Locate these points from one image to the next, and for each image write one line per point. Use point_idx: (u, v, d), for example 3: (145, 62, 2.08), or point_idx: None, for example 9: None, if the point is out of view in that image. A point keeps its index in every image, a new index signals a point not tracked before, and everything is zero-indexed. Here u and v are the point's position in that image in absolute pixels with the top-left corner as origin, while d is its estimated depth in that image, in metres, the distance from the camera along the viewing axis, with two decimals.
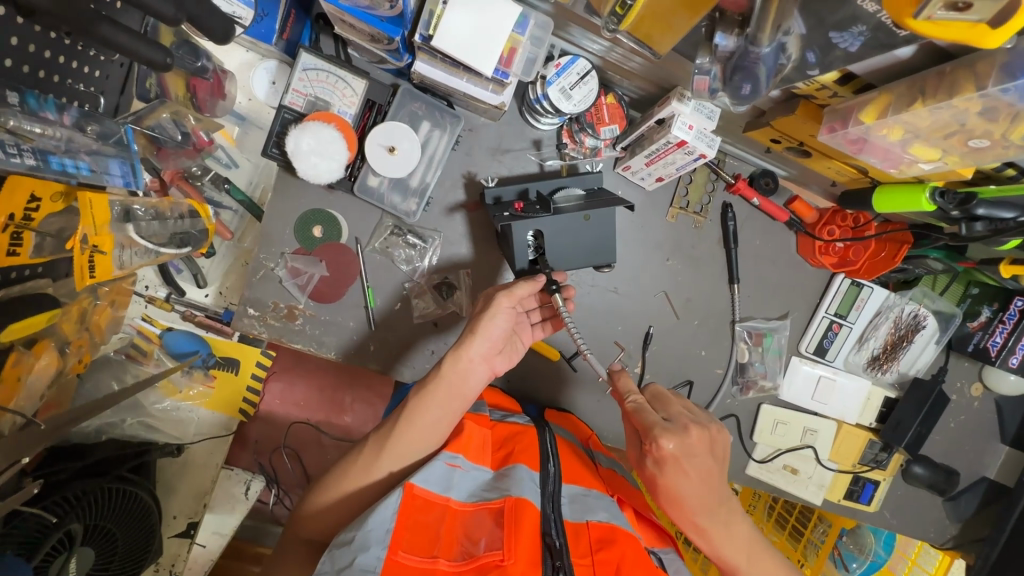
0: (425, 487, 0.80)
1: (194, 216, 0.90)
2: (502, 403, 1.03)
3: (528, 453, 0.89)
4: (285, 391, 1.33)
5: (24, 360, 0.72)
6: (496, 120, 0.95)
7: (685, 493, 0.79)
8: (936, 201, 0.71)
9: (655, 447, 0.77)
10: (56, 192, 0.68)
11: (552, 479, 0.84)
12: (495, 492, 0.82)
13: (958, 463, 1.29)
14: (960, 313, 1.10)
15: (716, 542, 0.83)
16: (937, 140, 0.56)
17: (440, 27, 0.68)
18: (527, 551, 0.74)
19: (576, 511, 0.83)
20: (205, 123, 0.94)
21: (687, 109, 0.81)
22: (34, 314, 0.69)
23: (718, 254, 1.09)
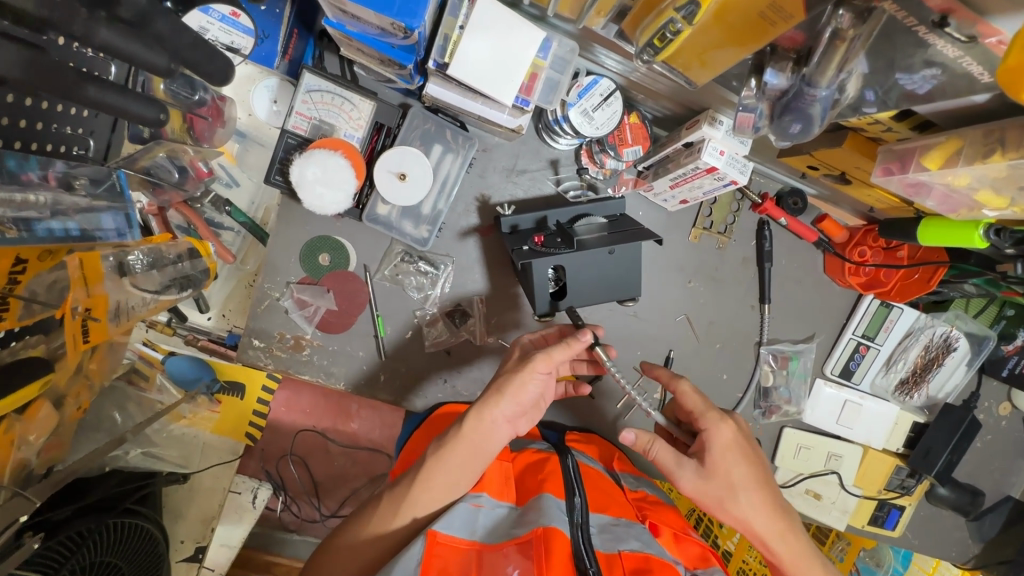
0: (447, 533, 0.75)
1: (193, 257, 0.88)
2: (520, 430, 1.00)
3: (553, 481, 0.84)
4: (291, 399, 1.23)
5: (16, 427, 0.69)
6: (511, 139, 0.89)
7: (744, 480, 0.79)
8: (991, 238, 0.66)
9: (716, 432, 0.79)
10: (43, 250, 0.64)
11: (579, 510, 0.80)
12: (519, 525, 0.77)
13: (982, 483, 1.26)
14: (994, 335, 1.06)
15: (776, 547, 0.79)
16: (1008, 189, 0.51)
17: (457, 53, 0.62)
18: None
19: (606, 542, 0.78)
20: (204, 155, 0.92)
21: (718, 134, 0.76)
22: (25, 385, 0.62)
23: (742, 274, 1.05)
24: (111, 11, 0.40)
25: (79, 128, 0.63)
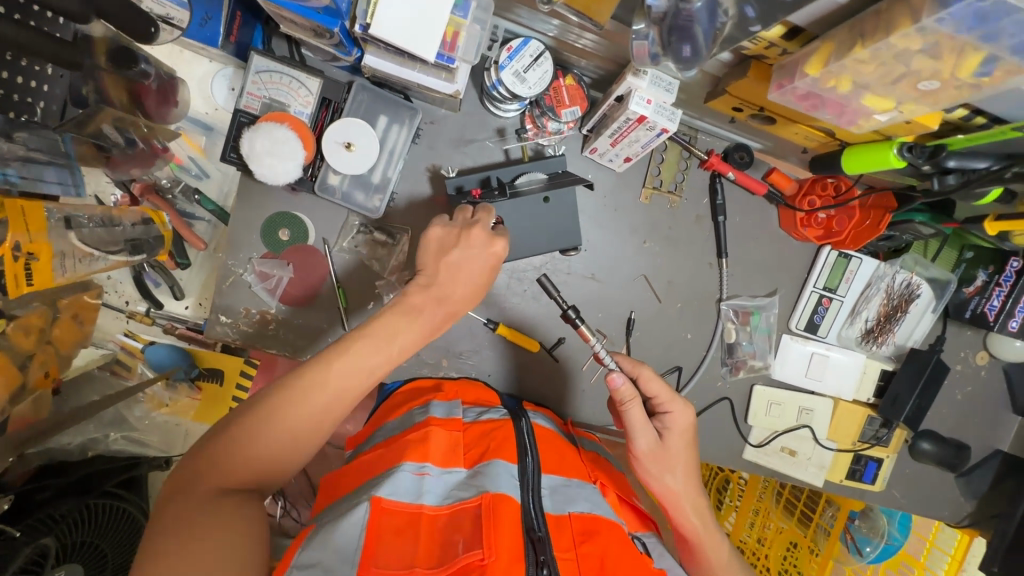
0: (392, 500, 0.74)
1: (147, 223, 0.91)
2: (479, 399, 0.99)
3: (504, 452, 0.85)
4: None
5: None
6: (457, 111, 0.93)
7: (681, 464, 0.85)
8: (905, 155, 0.68)
9: (676, 420, 0.85)
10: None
11: (530, 472, 0.82)
12: (467, 492, 0.78)
13: (968, 437, 1.24)
14: (956, 279, 1.06)
15: (692, 526, 0.85)
16: (887, 87, 0.53)
17: (377, 13, 0.66)
18: (508, 552, 0.69)
19: (557, 503, 0.81)
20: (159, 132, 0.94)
21: (644, 83, 0.79)
22: None
23: (698, 233, 1.07)
24: None
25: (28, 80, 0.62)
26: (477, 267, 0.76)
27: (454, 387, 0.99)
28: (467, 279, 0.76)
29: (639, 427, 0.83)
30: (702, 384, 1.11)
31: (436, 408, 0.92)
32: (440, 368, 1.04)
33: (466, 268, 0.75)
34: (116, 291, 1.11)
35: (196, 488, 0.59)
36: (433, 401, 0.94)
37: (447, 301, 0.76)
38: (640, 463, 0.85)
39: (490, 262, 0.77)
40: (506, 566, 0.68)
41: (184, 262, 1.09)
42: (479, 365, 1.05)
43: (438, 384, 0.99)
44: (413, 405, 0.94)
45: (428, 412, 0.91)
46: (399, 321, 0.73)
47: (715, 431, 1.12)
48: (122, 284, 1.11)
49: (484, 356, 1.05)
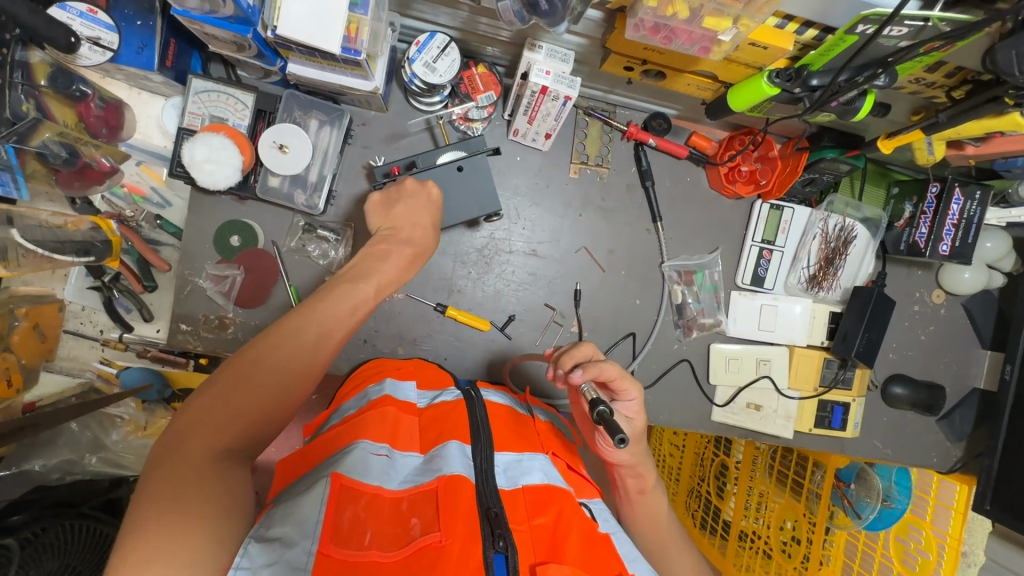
0: (352, 476, 0.67)
1: (95, 230, 0.92)
2: (431, 382, 0.97)
3: (459, 428, 0.81)
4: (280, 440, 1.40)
5: None
6: (386, 110, 1.01)
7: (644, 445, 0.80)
8: (776, 82, 0.73)
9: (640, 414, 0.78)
10: None
11: (483, 450, 0.76)
12: (426, 474, 0.72)
13: (941, 378, 1.23)
14: (887, 216, 1.09)
15: (642, 485, 0.83)
16: (717, 6, 0.59)
17: (281, 15, 0.74)
18: (465, 529, 0.64)
19: (511, 478, 0.76)
20: (105, 150, 0.95)
21: (541, 56, 0.86)
22: None
23: (632, 201, 1.11)
24: None
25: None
26: (424, 209, 0.90)
27: (410, 369, 0.99)
28: (425, 224, 0.90)
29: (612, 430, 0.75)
30: (658, 348, 1.13)
31: (392, 388, 0.90)
32: (397, 356, 1.07)
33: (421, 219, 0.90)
34: (90, 321, 1.16)
35: (192, 444, 0.59)
36: (385, 380, 0.92)
37: (411, 243, 0.88)
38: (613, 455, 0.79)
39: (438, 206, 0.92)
40: (463, 549, 0.62)
41: (149, 284, 1.14)
42: (434, 349, 1.08)
43: (387, 362, 0.99)
44: (366, 388, 0.92)
45: (385, 393, 0.88)
46: (349, 289, 0.80)
47: (678, 393, 1.13)
48: (94, 313, 1.16)
49: (439, 340, 1.08)
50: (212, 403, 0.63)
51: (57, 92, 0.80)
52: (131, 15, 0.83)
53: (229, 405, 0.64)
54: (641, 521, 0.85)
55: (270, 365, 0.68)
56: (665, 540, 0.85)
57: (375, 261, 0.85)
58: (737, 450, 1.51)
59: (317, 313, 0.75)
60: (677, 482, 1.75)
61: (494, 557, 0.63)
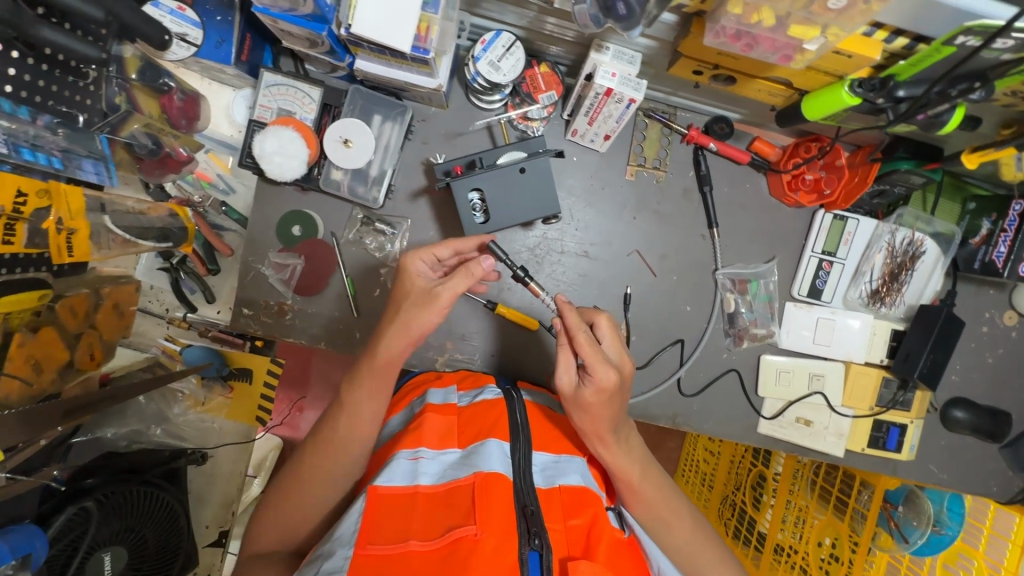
0: (388, 487, 0.78)
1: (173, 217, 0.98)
2: (474, 383, 1.01)
3: (498, 427, 0.86)
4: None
5: (27, 342, 0.77)
6: (445, 107, 1.02)
7: (605, 420, 0.81)
8: (857, 92, 0.70)
9: (592, 374, 0.77)
10: (40, 187, 0.70)
11: (520, 451, 0.81)
12: (461, 471, 0.79)
13: (1007, 404, 1.16)
14: (961, 231, 1.03)
15: (628, 472, 0.85)
16: (803, 13, 0.56)
17: (356, 15, 0.76)
18: (498, 525, 0.70)
19: (548, 478, 0.82)
20: (183, 140, 0.95)
21: (607, 58, 0.85)
22: (25, 291, 0.72)
23: (688, 205, 1.10)
24: None
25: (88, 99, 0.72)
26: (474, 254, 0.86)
27: (449, 376, 1.04)
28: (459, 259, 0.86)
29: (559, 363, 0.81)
30: (706, 355, 1.11)
31: (431, 397, 0.96)
32: (445, 349, 1.09)
33: (455, 283, 0.79)
34: (158, 300, 1.23)
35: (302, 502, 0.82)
36: (428, 391, 0.98)
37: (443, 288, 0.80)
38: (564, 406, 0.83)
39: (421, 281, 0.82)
40: (497, 543, 0.69)
41: (213, 267, 1.20)
42: (480, 346, 1.09)
43: (436, 376, 1.05)
44: (411, 398, 0.98)
45: (424, 404, 0.94)
46: (344, 407, 0.85)
47: (724, 402, 1.11)
48: (161, 292, 1.23)
49: (487, 336, 1.10)
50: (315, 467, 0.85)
51: (145, 85, 0.85)
52: (213, 10, 0.87)
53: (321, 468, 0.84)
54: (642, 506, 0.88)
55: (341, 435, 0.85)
56: (676, 521, 0.89)
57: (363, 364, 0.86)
58: (778, 462, 1.50)
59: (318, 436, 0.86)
60: (712, 487, 1.74)
61: (530, 554, 0.70)
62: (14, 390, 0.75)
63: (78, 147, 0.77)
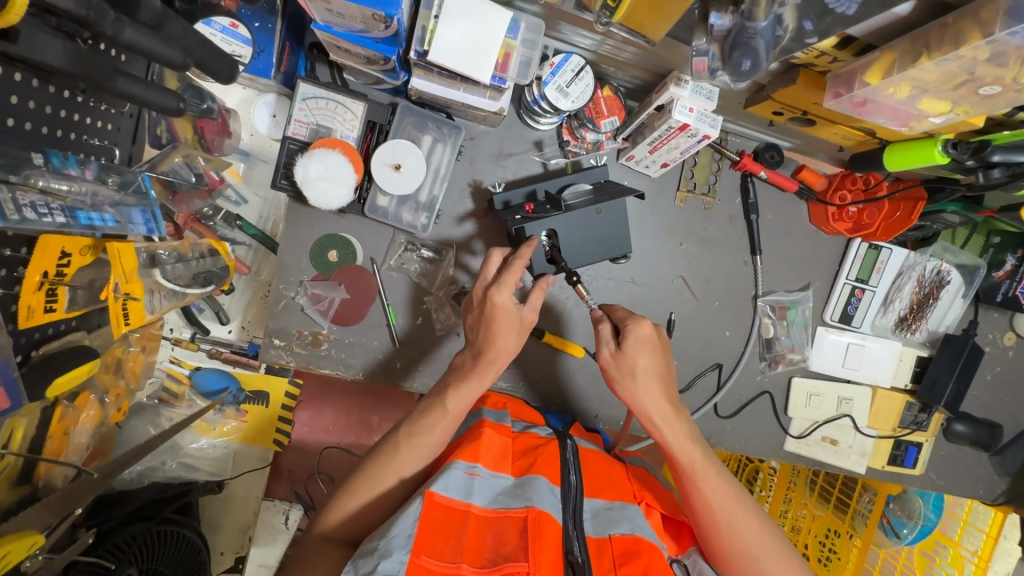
0: (446, 495, 0.68)
1: (214, 254, 0.81)
2: (525, 414, 0.93)
3: (551, 465, 0.77)
4: (314, 419, 1.36)
5: (69, 414, 0.68)
6: (495, 126, 0.95)
7: (658, 381, 0.80)
8: (948, 152, 0.70)
9: (630, 327, 0.81)
10: (85, 246, 0.58)
11: (574, 490, 0.74)
12: (516, 499, 0.71)
13: (999, 416, 1.26)
14: (985, 263, 1.10)
15: (690, 458, 0.79)
16: (945, 93, 0.55)
17: (435, 41, 0.69)
18: (550, 566, 0.64)
19: (599, 527, 0.72)
20: (214, 163, 0.86)
21: (685, 93, 0.80)
22: (76, 365, 0.62)
23: (733, 231, 1.09)
24: (133, 16, 0.45)
25: (105, 141, 0.63)
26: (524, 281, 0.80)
27: (502, 399, 0.94)
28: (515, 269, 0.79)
29: (602, 338, 0.82)
30: (742, 379, 1.13)
31: (487, 414, 0.86)
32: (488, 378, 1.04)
33: (535, 302, 0.80)
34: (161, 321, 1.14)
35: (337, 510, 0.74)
36: (483, 409, 0.88)
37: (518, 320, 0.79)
38: (614, 387, 0.83)
39: (514, 313, 0.78)
40: None
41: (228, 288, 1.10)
42: (524, 375, 1.03)
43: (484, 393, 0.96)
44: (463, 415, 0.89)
45: (479, 419, 0.85)
46: (419, 417, 0.77)
47: (757, 424, 1.14)
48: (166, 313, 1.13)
49: (531, 364, 1.04)
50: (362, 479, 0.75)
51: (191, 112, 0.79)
52: (252, 16, 0.81)
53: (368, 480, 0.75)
54: (705, 512, 0.77)
55: (406, 450, 0.76)
56: (741, 508, 0.77)
57: (454, 376, 0.80)
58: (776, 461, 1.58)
59: (407, 431, 0.77)
60: None
61: None
62: (55, 476, 0.69)
63: (129, 197, 0.64)
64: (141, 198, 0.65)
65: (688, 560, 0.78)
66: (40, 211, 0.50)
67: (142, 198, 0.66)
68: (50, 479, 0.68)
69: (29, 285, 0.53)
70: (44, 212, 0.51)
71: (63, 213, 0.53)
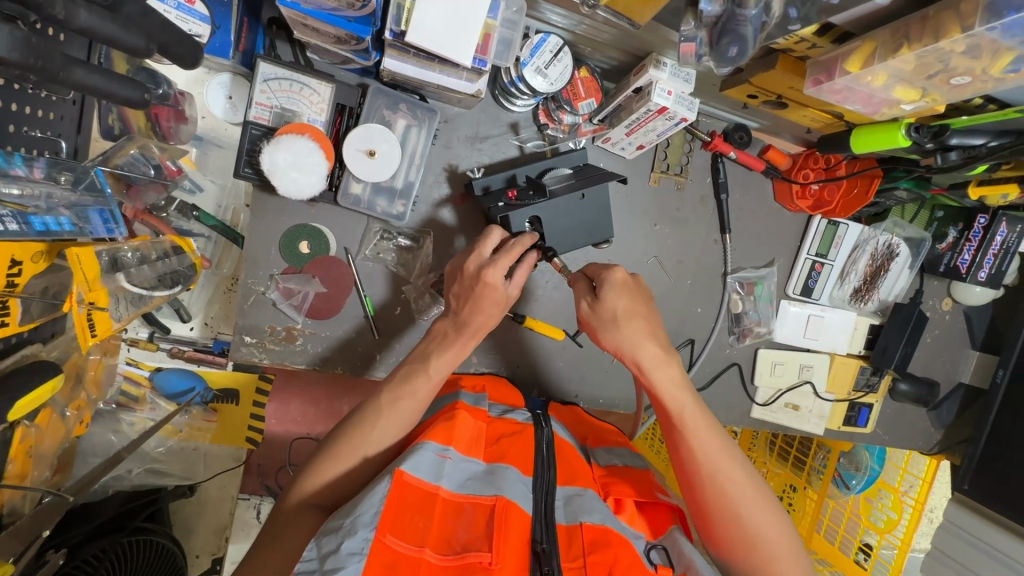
0: (416, 475, 0.66)
1: (178, 252, 0.76)
2: (505, 399, 0.91)
3: (521, 455, 0.76)
4: (279, 410, 1.25)
5: (31, 434, 0.64)
6: (470, 108, 0.92)
7: (641, 328, 0.78)
8: (912, 135, 0.73)
9: (604, 275, 0.79)
10: (38, 251, 0.55)
11: (545, 477, 0.73)
12: (484, 486, 0.69)
13: (937, 374, 1.37)
14: (929, 236, 1.18)
15: (679, 405, 0.76)
16: (919, 81, 0.58)
17: (412, 21, 0.66)
18: (515, 557, 0.63)
19: (570, 513, 0.70)
20: (169, 152, 0.86)
21: (664, 75, 0.79)
22: (42, 382, 0.59)
23: (704, 210, 1.11)
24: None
25: (47, 132, 0.60)
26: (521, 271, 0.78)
27: (481, 383, 0.93)
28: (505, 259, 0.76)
29: (580, 290, 0.81)
30: (713, 354, 1.17)
31: (463, 398, 0.85)
32: (469, 365, 1.03)
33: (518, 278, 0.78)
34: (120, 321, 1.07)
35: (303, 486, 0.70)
36: (460, 391, 0.87)
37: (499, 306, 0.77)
38: (597, 338, 0.80)
39: (500, 292, 0.76)
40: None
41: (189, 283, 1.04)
42: (506, 359, 1.04)
43: (461, 378, 0.95)
44: (440, 397, 0.88)
45: (455, 401, 0.83)
46: (392, 386, 0.76)
47: (726, 395, 1.19)
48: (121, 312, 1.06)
49: (511, 348, 1.04)
50: (333, 451, 0.72)
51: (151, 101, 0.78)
52: None
53: (336, 454, 0.72)
54: (690, 464, 0.75)
55: (378, 422, 0.74)
56: (730, 460, 0.74)
57: (435, 343, 0.79)
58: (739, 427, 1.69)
59: (389, 397, 0.75)
60: None
61: None
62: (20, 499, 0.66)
63: (86, 197, 0.62)
64: (97, 195, 0.64)
65: (667, 543, 0.71)
66: None
67: (99, 195, 0.63)
68: (14, 503, 0.65)
69: None
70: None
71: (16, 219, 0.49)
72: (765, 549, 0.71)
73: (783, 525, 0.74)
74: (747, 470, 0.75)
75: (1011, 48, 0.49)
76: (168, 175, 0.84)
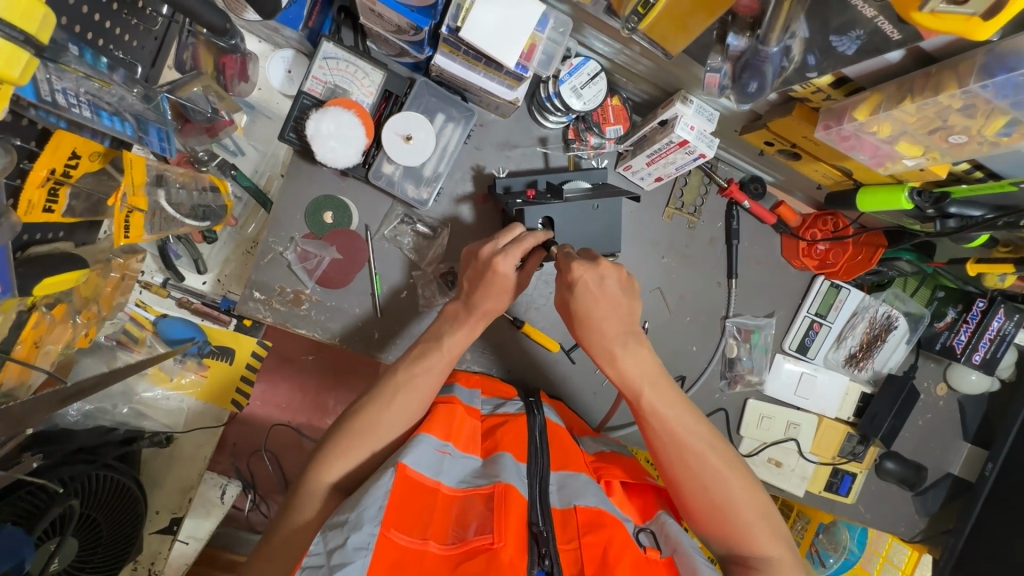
0: (417, 469, 0.67)
1: (215, 190, 0.92)
2: (496, 393, 0.93)
3: (516, 441, 0.77)
4: (267, 393, 1.29)
5: (46, 321, 0.76)
6: (505, 117, 0.99)
7: (605, 320, 0.74)
8: (914, 199, 0.78)
9: (567, 261, 0.74)
10: (94, 152, 0.73)
11: (540, 462, 0.74)
12: (483, 478, 0.70)
13: (927, 459, 1.34)
14: (928, 314, 1.20)
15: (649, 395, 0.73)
16: (922, 136, 0.63)
17: (469, 19, 0.72)
18: (516, 535, 0.63)
19: (564, 496, 0.71)
20: (228, 104, 0.98)
21: (689, 111, 0.84)
22: (64, 271, 0.73)
23: (713, 252, 1.15)
24: None
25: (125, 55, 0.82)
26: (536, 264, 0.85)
27: (475, 378, 0.94)
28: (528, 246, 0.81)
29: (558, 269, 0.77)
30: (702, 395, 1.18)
31: (458, 393, 0.86)
32: (463, 361, 1.05)
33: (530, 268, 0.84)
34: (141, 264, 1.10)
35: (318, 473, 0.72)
36: (455, 385, 0.89)
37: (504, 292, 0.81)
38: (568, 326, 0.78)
39: (514, 277, 0.80)
40: (514, 556, 0.62)
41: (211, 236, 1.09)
42: (499, 361, 1.06)
43: (454, 372, 0.96)
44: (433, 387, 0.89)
45: (450, 393, 0.84)
46: (405, 373, 0.78)
47: None
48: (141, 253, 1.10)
49: (506, 351, 1.05)
50: (349, 437, 0.74)
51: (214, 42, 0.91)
52: None
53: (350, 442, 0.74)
54: (663, 447, 0.73)
55: (392, 411, 0.76)
56: (704, 445, 0.72)
57: (448, 323, 0.83)
58: None
59: (406, 373, 0.79)
60: None
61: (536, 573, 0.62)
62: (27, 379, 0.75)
63: (150, 112, 0.79)
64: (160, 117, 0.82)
65: (654, 526, 0.72)
66: (70, 98, 0.64)
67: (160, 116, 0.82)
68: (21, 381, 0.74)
69: (38, 177, 0.66)
70: (75, 102, 0.65)
71: (89, 107, 0.67)
72: (745, 527, 0.69)
73: (757, 498, 0.72)
74: (722, 451, 0.73)
75: (1004, 110, 0.54)
76: (220, 123, 0.97)
